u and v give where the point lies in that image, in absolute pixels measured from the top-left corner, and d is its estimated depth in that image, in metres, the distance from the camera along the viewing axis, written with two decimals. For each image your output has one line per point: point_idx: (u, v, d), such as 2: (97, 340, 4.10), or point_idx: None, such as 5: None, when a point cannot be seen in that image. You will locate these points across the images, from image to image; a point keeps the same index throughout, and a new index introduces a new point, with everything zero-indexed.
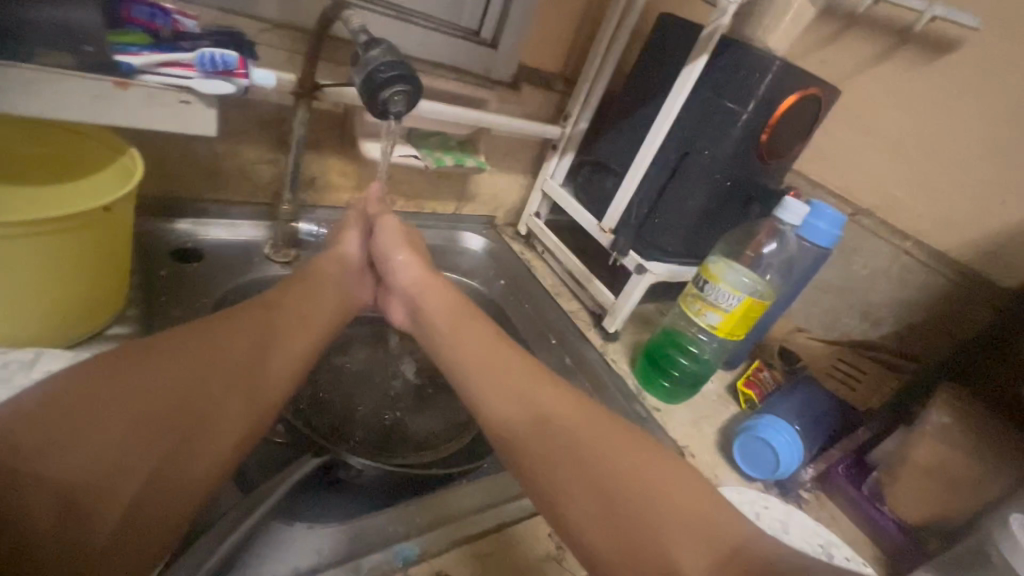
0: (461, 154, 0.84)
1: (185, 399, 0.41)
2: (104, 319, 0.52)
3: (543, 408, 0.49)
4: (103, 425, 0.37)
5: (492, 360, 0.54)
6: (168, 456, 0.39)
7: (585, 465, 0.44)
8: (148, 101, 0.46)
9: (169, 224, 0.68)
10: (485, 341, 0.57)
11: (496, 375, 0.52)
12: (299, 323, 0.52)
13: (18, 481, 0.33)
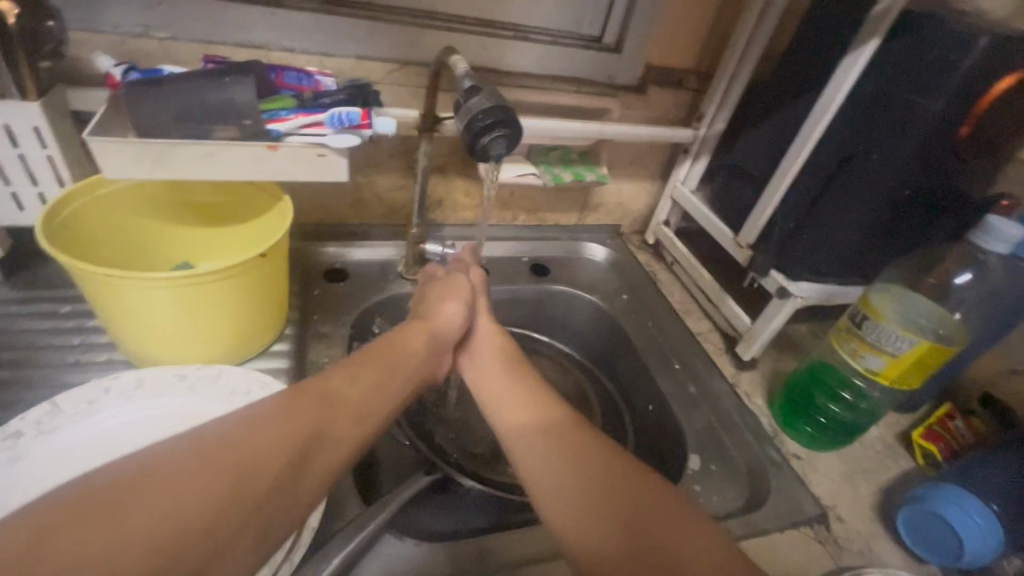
0: (582, 167, 0.81)
1: (248, 473, 0.34)
2: (269, 341, 0.62)
3: (530, 409, 0.52)
4: (175, 487, 0.31)
5: (505, 375, 0.57)
6: (222, 544, 0.32)
7: (567, 469, 0.45)
8: (293, 160, 0.53)
9: (322, 247, 0.77)
10: (515, 367, 0.58)
11: (513, 399, 0.54)
12: (368, 390, 0.44)
13: (85, 540, 0.28)
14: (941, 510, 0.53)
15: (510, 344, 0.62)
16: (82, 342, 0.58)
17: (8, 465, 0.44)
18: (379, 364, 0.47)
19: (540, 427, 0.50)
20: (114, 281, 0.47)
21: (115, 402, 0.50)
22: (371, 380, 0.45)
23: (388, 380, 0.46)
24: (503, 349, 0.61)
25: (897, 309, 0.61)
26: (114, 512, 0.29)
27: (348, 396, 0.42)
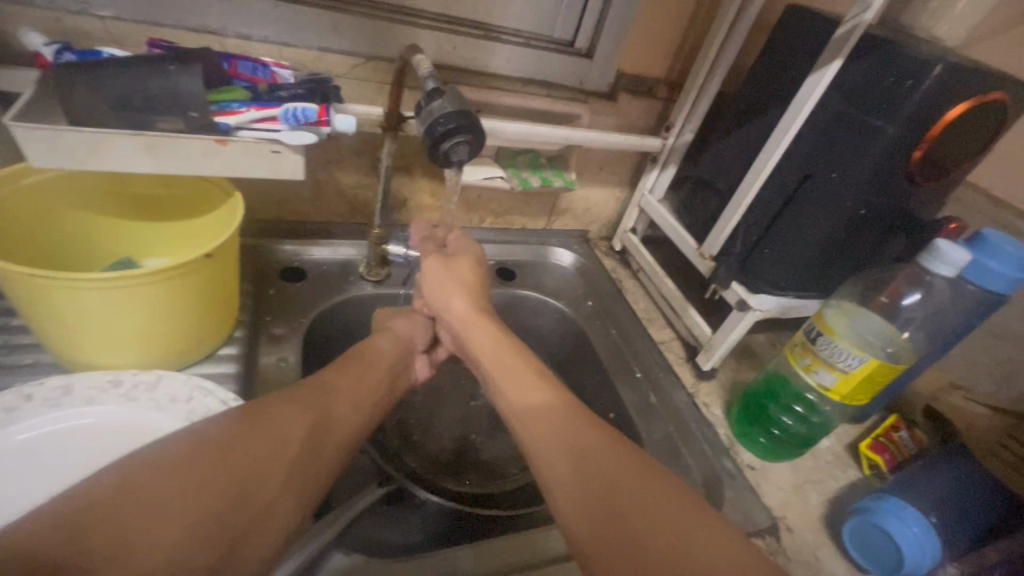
0: (550, 173, 0.80)
1: (281, 435, 0.42)
2: (215, 344, 0.58)
3: (538, 402, 0.53)
4: (229, 453, 0.39)
5: (502, 369, 0.58)
6: (259, 498, 0.38)
7: (554, 436, 0.48)
8: (244, 156, 0.50)
9: (278, 245, 0.74)
10: (505, 356, 0.59)
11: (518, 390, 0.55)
12: (356, 384, 0.52)
13: (161, 492, 0.35)
14: (877, 521, 0.55)
15: (503, 335, 0.62)
16: (4, 342, 0.53)
17: None
18: (361, 367, 0.56)
19: (537, 416, 0.51)
20: (40, 282, 0.43)
21: (41, 410, 0.47)
22: (359, 378, 0.53)
23: (367, 376, 0.54)
24: (498, 346, 0.60)
25: (848, 324, 0.62)
26: (187, 463, 0.37)
27: (338, 386, 0.50)
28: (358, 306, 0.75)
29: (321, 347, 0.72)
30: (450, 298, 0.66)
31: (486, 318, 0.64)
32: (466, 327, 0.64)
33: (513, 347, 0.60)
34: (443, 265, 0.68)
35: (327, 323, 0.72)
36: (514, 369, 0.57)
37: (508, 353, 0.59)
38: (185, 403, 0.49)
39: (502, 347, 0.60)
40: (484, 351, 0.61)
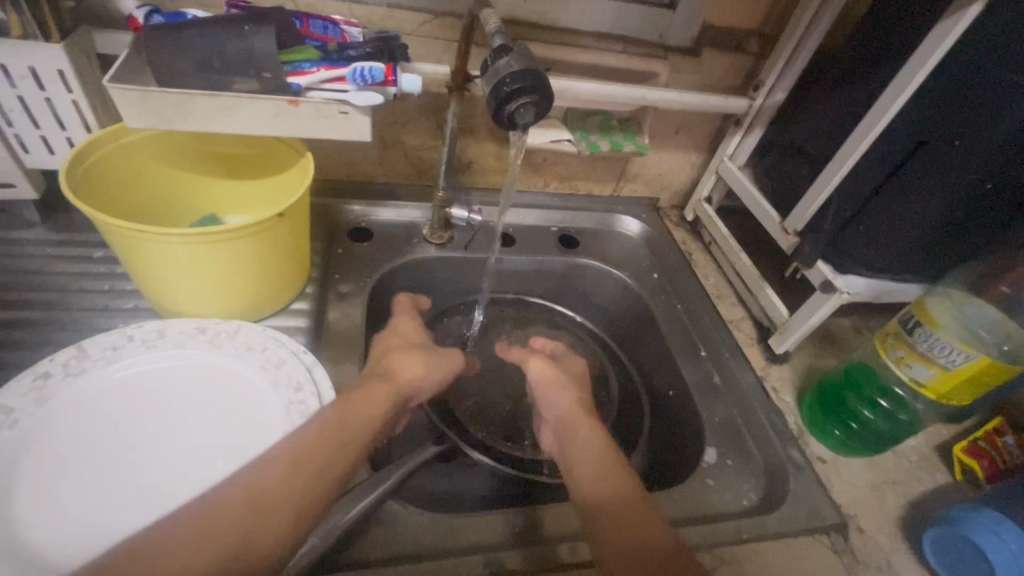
0: (621, 137, 0.75)
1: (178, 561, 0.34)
2: (288, 299, 0.62)
3: (601, 452, 0.52)
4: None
5: (580, 430, 0.55)
6: None
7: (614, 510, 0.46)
8: (316, 116, 0.51)
9: (346, 204, 0.76)
10: (587, 424, 0.56)
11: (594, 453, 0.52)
12: (318, 447, 0.44)
13: None
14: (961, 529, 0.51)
15: (608, 438, 0.55)
16: (111, 288, 0.59)
17: (38, 403, 0.46)
18: (341, 420, 0.47)
19: (603, 479, 0.49)
20: (135, 234, 0.46)
21: (139, 350, 0.51)
22: (318, 437, 0.44)
23: (328, 453, 0.43)
24: (595, 456, 0.52)
25: (958, 319, 0.55)
26: None
27: (274, 483, 0.40)
28: (420, 269, 0.76)
29: (383, 307, 0.74)
30: (559, 400, 0.61)
31: (596, 426, 0.56)
32: (570, 426, 0.57)
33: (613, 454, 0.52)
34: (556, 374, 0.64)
35: (390, 284, 0.74)
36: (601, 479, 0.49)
37: (608, 463, 0.51)
38: (261, 352, 0.53)
39: (607, 463, 0.50)
40: (579, 457, 0.52)
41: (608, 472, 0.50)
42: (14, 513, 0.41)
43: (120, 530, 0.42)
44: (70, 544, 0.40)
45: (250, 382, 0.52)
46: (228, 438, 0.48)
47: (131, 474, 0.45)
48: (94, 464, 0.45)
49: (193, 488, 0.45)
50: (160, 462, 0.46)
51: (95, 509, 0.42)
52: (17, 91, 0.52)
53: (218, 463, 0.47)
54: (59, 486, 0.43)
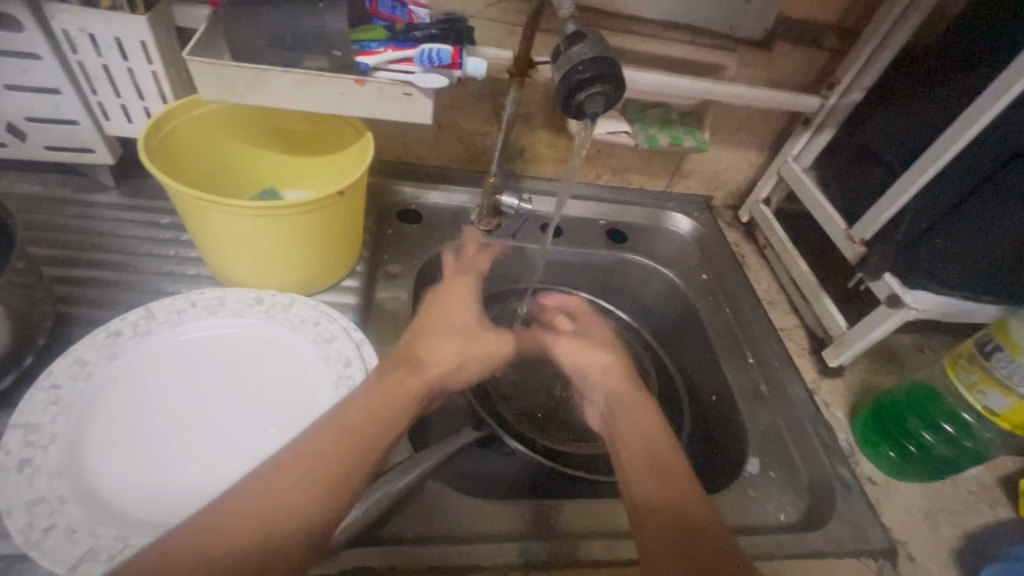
0: (681, 130, 0.73)
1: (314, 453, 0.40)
2: (340, 276, 0.63)
3: (647, 417, 0.53)
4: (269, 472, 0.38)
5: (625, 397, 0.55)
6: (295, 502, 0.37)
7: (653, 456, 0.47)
8: (380, 96, 0.51)
9: (399, 185, 0.76)
10: (629, 393, 0.56)
11: (637, 417, 0.52)
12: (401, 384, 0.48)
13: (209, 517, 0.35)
14: None
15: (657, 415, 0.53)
16: (177, 254, 0.62)
17: (109, 357, 0.48)
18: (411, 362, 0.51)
19: (648, 447, 0.49)
20: (205, 203, 0.48)
21: (201, 316, 0.54)
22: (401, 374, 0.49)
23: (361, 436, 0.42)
24: (645, 423, 0.52)
25: None
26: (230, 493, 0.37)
27: (290, 490, 0.37)
28: None
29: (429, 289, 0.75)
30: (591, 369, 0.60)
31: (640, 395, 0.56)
32: (614, 397, 0.56)
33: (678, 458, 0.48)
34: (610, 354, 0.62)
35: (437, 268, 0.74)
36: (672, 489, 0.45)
37: (671, 454, 0.48)
38: (313, 326, 0.54)
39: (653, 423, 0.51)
40: (626, 439, 0.50)
41: (648, 426, 0.51)
42: (83, 457, 0.43)
43: (179, 486, 0.44)
44: (135, 494, 0.42)
45: (303, 355, 0.53)
46: (280, 406, 0.50)
47: (187, 435, 0.47)
48: (155, 420, 0.47)
49: (247, 453, 0.46)
50: (217, 425, 0.48)
51: (155, 464, 0.44)
52: (104, 60, 0.54)
53: (270, 430, 0.48)
54: (123, 437, 0.45)
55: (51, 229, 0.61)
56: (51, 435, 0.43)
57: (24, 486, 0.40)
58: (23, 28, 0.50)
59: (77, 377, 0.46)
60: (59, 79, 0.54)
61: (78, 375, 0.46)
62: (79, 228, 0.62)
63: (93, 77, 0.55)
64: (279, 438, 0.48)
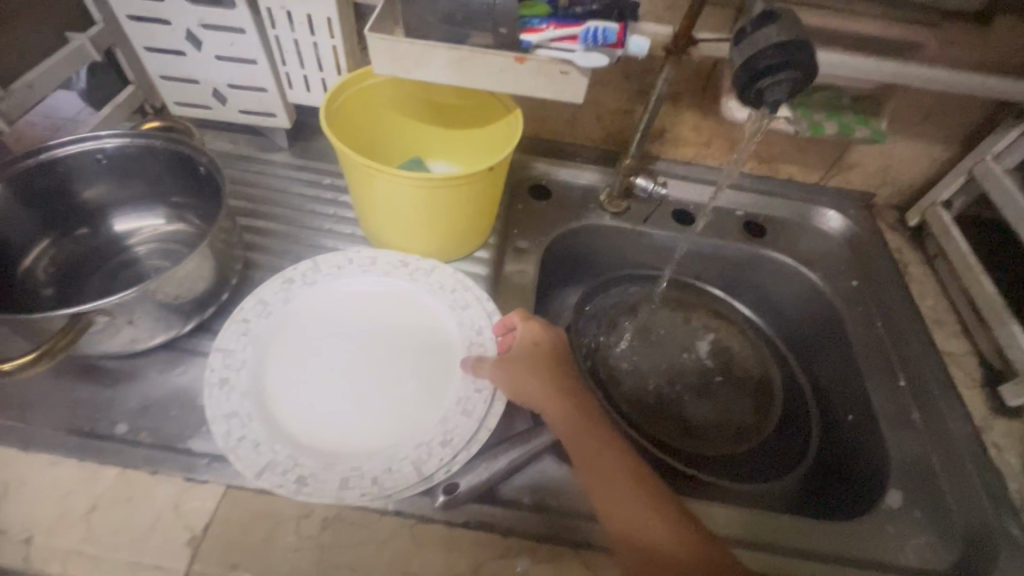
0: (852, 118, 0.64)
1: None
2: (474, 247, 0.66)
3: (633, 463, 0.47)
4: None
5: (588, 435, 0.47)
6: None
7: (646, 506, 0.44)
8: (538, 75, 0.51)
9: (533, 160, 0.77)
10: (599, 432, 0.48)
11: (610, 467, 0.46)
12: None
13: None
14: None
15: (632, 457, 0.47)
16: (335, 213, 0.68)
17: (284, 300, 0.56)
18: None
19: (634, 500, 0.44)
20: (371, 170, 0.52)
21: (356, 272, 0.59)
22: None
23: None
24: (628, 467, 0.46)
25: None
26: None
27: None
28: (594, 235, 0.75)
29: (556, 269, 0.75)
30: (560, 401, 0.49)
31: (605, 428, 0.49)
32: (583, 433, 0.47)
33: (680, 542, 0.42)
34: (546, 391, 0.49)
35: (563, 246, 0.74)
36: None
37: (655, 506, 0.44)
38: (450, 293, 0.58)
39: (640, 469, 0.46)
40: (606, 493, 0.45)
41: (623, 477, 0.45)
42: (262, 383, 0.50)
43: (334, 421, 0.50)
44: (299, 423, 0.49)
45: (440, 318, 0.57)
46: (417, 362, 0.54)
47: (342, 377, 0.53)
48: (315, 360, 0.53)
49: (389, 402, 0.51)
50: (365, 372, 0.53)
51: (313, 398, 0.51)
52: (297, 35, 0.60)
53: (410, 384, 0.53)
54: (290, 372, 0.52)
55: (238, 183, 0.70)
56: (242, 360, 0.51)
57: (223, 400, 0.48)
58: (236, 5, 0.58)
59: (262, 314, 0.54)
60: (258, 51, 0.62)
61: (262, 313, 0.54)
62: (259, 183, 0.70)
63: (286, 50, 0.62)
64: (417, 392, 0.52)
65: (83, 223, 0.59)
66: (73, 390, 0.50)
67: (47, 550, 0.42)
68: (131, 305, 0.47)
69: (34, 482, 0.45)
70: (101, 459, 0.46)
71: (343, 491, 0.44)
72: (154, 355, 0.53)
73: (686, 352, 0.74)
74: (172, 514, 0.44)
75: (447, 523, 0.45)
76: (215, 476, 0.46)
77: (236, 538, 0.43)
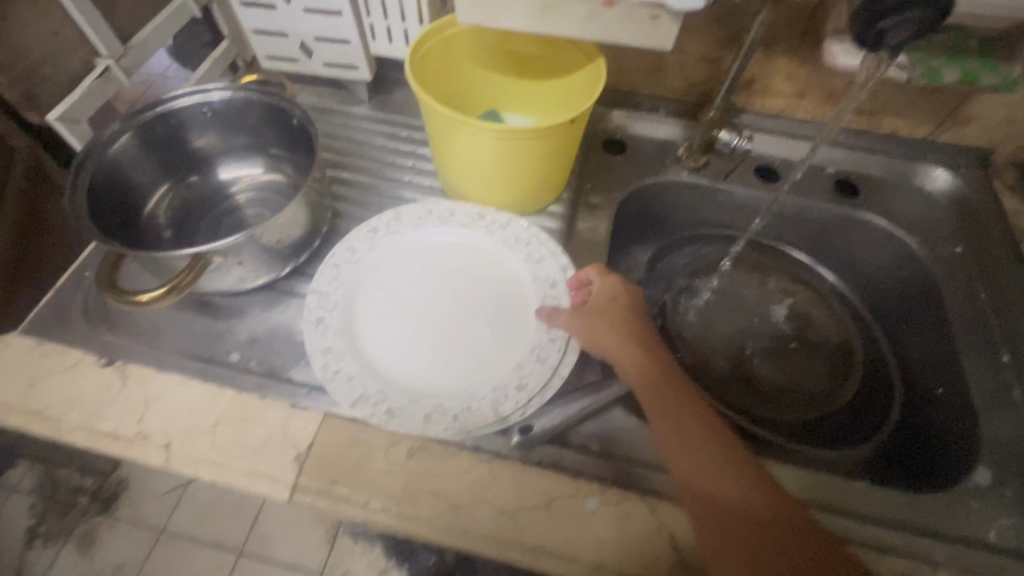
0: (978, 63, 0.56)
1: None
2: (547, 202, 0.66)
3: (711, 419, 0.47)
4: None
5: (665, 391, 0.48)
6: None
7: (723, 463, 0.44)
8: (626, 19, 0.49)
9: (610, 112, 0.75)
10: (676, 388, 0.49)
11: (688, 424, 0.46)
12: None
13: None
14: None
15: (710, 416, 0.48)
16: (413, 166, 0.71)
17: (369, 248, 0.59)
18: None
19: (711, 457, 0.45)
20: (454, 122, 0.53)
21: (435, 223, 0.62)
22: None
23: None
24: (707, 423, 0.47)
25: None
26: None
27: None
28: (670, 192, 0.72)
29: (628, 226, 0.74)
30: (637, 353, 0.50)
31: (682, 384, 0.49)
32: (660, 390, 0.48)
33: (757, 498, 0.43)
34: (622, 343, 0.50)
35: (637, 202, 0.72)
36: (738, 522, 0.42)
37: (733, 462, 0.44)
38: (525, 246, 0.59)
39: (718, 426, 0.47)
40: (683, 447, 0.45)
41: (699, 431, 0.46)
42: (352, 324, 0.55)
43: (416, 361, 0.53)
44: (387, 361, 0.53)
45: (515, 271, 0.59)
46: (492, 312, 0.57)
47: (423, 322, 0.56)
48: (398, 305, 0.57)
49: (466, 347, 0.54)
50: (444, 318, 0.56)
51: (398, 340, 0.55)
52: None
53: (486, 332, 0.55)
54: (376, 315, 0.56)
55: (322, 135, 0.73)
56: (335, 302, 0.55)
57: (320, 337, 0.53)
58: None
59: (350, 260, 0.58)
60: (343, 3, 0.63)
61: (350, 259, 0.58)
62: (342, 135, 0.73)
63: None
64: (493, 339, 0.55)
65: (193, 171, 0.65)
66: (192, 321, 0.57)
67: (181, 455, 0.49)
68: (240, 248, 0.51)
69: (168, 398, 0.52)
70: (220, 382, 0.53)
71: (427, 424, 0.48)
72: (257, 293, 0.59)
73: (760, 315, 0.72)
74: (280, 434, 0.50)
75: (521, 459, 0.49)
76: (315, 404, 0.51)
77: (335, 458, 0.48)
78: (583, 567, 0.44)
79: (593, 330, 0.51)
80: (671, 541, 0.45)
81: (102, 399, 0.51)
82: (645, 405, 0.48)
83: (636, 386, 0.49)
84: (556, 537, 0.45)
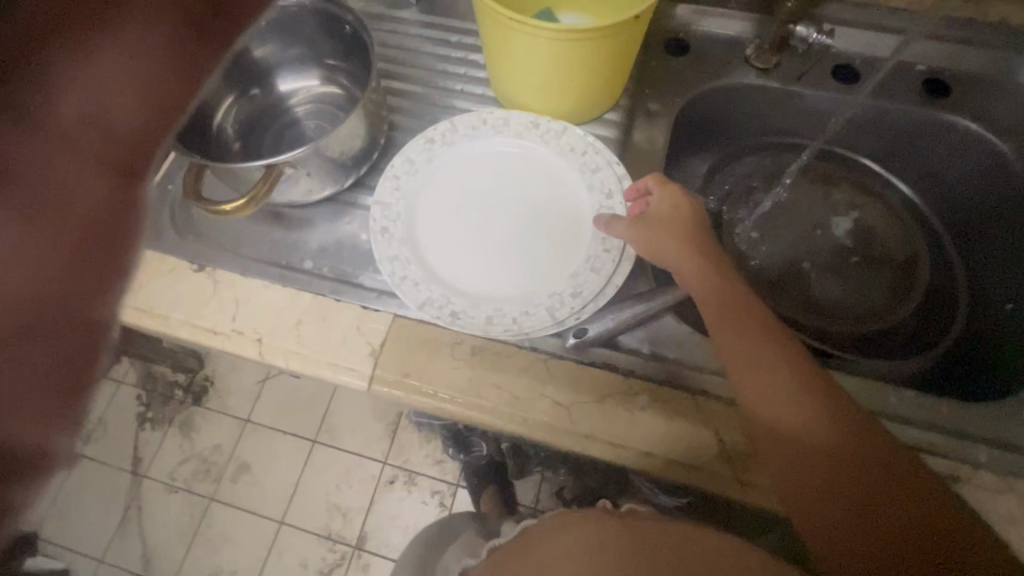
0: None
1: None
2: (602, 111, 0.64)
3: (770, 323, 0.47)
4: None
5: (722, 296, 0.48)
6: None
7: (775, 362, 0.45)
8: None
9: (675, 8, 0.69)
10: (735, 294, 0.48)
11: (744, 325, 0.47)
12: None
13: None
14: None
15: (769, 319, 0.47)
16: (466, 74, 0.69)
17: (427, 159, 0.60)
18: None
19: (765, 355, 0.45)
20: (512, 23, 0.51)
21: (490, 133, 0.61)
22: None
23: None
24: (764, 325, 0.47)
25: None
26: None
27: None
28: (734, 96, 0.68)
29: (687, 135, 0.71)
30: (697, 261, 0.50)
31: (743, 289, 0.49)
32: (717, 293, 0.49)
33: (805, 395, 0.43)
34: (682, 253, 0.51)
35: (697, 109, 0.69)
36: (780, 412, 0.43)
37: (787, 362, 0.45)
38: (581, 156, 0.59)
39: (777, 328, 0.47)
40: (735, 345, 0.46)
41: (756, 334, 0.46)
42: (415, 234, 0.57)
43: (476, 269, 0.56)
44: (449, 269, 0.56)
45: (570, 182, 0.59)
46: (548, 222, 0.58)
47: (482, 231, 0.58)
48: (457, 216, 0.59)
49: (523, 256, 0.56)
50: (501, 228, 0.58)
51: (458, 249, 0.57)
52: None
53: (542, 241, 0.57)
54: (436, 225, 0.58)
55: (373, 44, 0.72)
56: (397, 213, 0.57)
57: (385, 245, 0.56)
58: None
59: (410, 171, 0.60)
60: None
61: (410, 170, 0.59)
62: (393, 42, 0.71)
63: None
64: (549, 248, 0.56)
65: (255, 84, 0.66)
66: (268, 232, 0.61)
67: (272, 347, 0.55)
68: (306, 160, 0.54)
69: (254, 299, 0.57)
70: (298, 286, 0.57)
71: (489, 325, 0.52)
72: (324, 205, 0.62)
73: (821, 228, 0.70)
74: (355, 332, 0.55)
75: (576, 359, 0.52)
76: (384, 307, 0.56)
77: (405, 353, 0.53)
78: (631, 453, 0.48)
79: (650, 241, 0.52)
80: (716, 434, 0.48)
81: (199, 299, 0.57)
82: (703, 307, 0.49)
83: (695, 294, 0.50)
84: (607, 426, 0.49)
